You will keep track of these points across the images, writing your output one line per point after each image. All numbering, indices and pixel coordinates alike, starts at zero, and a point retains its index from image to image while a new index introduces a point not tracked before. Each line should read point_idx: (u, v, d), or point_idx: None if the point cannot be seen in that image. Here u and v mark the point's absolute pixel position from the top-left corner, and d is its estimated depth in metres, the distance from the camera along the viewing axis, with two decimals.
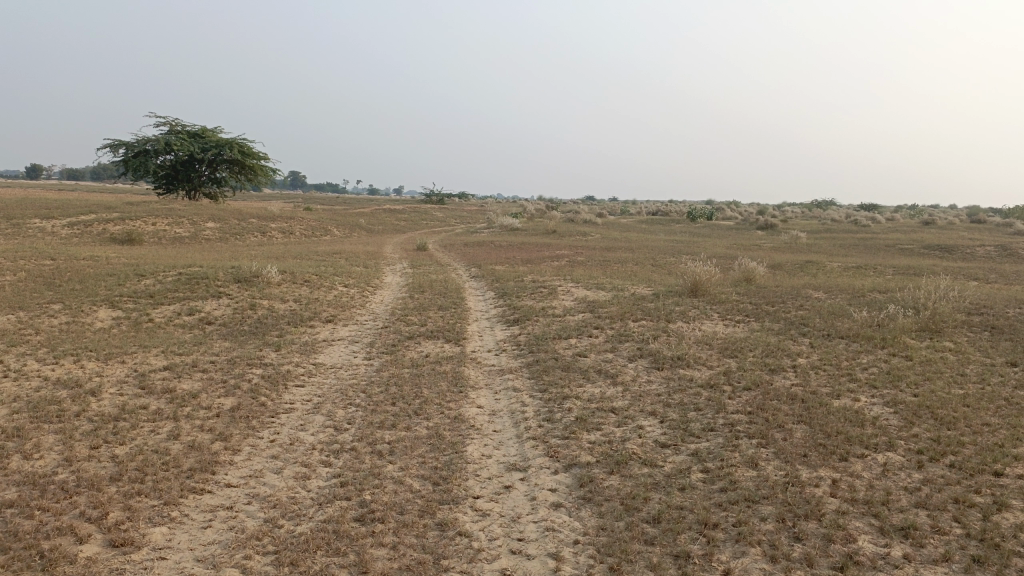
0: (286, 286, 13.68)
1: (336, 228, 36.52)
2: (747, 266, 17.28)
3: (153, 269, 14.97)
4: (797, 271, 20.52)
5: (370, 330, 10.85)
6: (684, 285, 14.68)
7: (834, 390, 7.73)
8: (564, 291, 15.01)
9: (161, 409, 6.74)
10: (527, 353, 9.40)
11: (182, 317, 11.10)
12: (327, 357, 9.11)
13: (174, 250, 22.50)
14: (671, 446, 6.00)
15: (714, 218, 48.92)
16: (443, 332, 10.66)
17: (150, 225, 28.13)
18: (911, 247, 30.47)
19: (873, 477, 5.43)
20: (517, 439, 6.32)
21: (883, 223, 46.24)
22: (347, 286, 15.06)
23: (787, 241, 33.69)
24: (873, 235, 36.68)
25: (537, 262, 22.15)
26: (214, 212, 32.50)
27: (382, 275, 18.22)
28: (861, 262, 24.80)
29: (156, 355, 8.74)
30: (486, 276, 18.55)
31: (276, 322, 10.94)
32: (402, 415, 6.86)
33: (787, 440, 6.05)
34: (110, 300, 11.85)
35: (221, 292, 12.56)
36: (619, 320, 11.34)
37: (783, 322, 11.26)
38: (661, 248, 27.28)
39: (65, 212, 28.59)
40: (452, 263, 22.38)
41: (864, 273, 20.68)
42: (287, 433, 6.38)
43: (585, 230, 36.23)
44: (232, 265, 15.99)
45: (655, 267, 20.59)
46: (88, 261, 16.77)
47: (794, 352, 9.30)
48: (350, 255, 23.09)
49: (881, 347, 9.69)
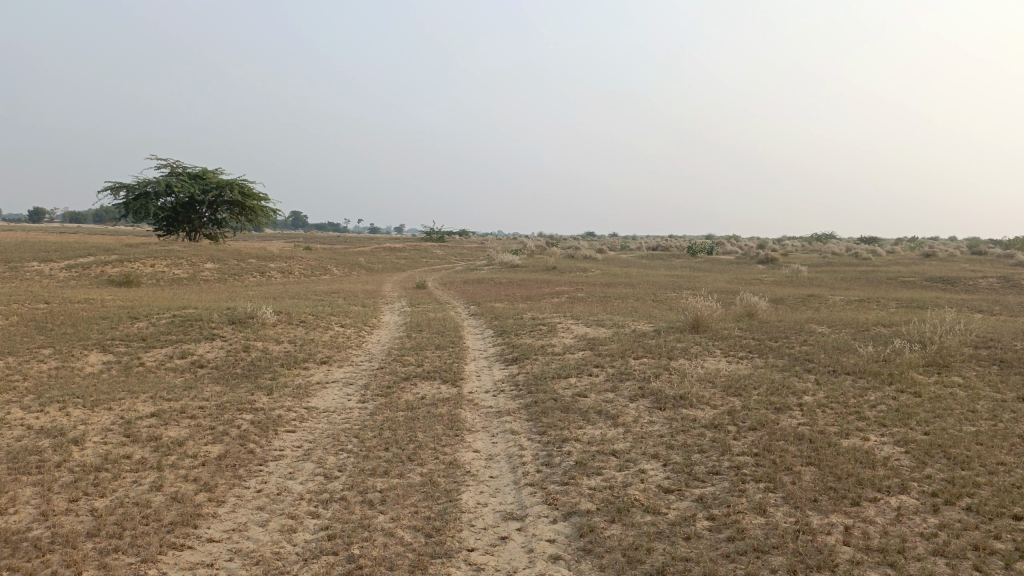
0: (282, 327, 13.49)
1: (335, 267, 36.46)
2: (748, 300, 17.10)
3: (148, 312, 14.81)
4: (799, 306, 20.34)
5: (366, 371, 10.64)
6: (685, 321, 14.48)
7: (842, 429, 7.49)
8: (564, 328, 14.80)
9: (145, 458, 6.51)
10: (525, 393, 9.17)
11: (175, 360, 10.90)
12: (321, 400, 8.89)
13: (171, 291, 22.37)
14: (675, 491, 5.75)
15: (714, 252, 48.86)
16: (440, 372, 10.44)
17: (149, 267, 28.05)
18: (913, 279, 30.31)
19: (887, 523, 5.18)
20: (514, 485, 6.07)
21: (884, 255, 46.12)
22: (343, 326, 14.88)
23: (788, 274, 33.52)
24: (874, 268, 36.55)
25: (537, 299, 21.97)
26: (214, 253, 32.45)
27: (380, 315, 18.04)
28: (863, 295, 24.62)
29: (145, 401, 8.52)
30: (485, 314, 18.37)
31: (270, 365, 10.73)
32: (395, 461, 6.62)
33: (795, 483, 5.80)
34: (102, 343, 11.66)
35: (214, 334, 12.37)
36: (620, 357, 11.13)
37: (787, 358, 11.04)
38: (662, 283, 27.12)
39: (63, 255, 28.55)
40: (451, 301, 22.22)
41: (867, 306, 20.49)
42: (276, 481, 6.14)
43: (585, 266, 36.13)
44: (228, 306, 15.83)
45: (656, 302, 20.41)
46: (83, 304, 16.62)
47: (799, 389, 9.07)
48: (349, 294, 22.93)
49: (888, 382, 9.46)
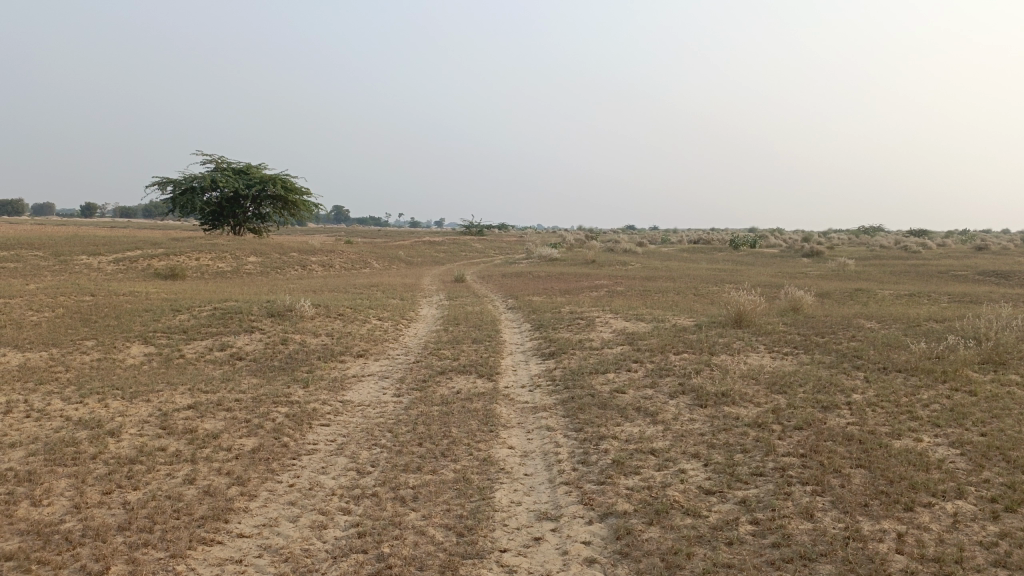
0: (320, 320, 13.50)
1: (375, 260, 36.65)
2: (793, 295, 16.66)
3: (189, 304, 14.96)
4: (846, 300, 19.77)
5: (401, 365, 10.56)
6: (727, 316, 14.12)
7: (893, 430, 7.17)
8: (603, 322, 14.57)
9: (179, 451, 6.50)
10: (562, 389, 8.98)
11: (213, 353, 10.96)
12: (356, 394, 8.83)
13: (213, 284, 22.64)
14: (716, 492, 5.53)
15: (757, 245, 47.92)
16: (476, 367, 10.31)
17: (193, 260, 28.50)
18: (965, 273, 29.33)
19: (943, 530, 4.89)
20: (549, 484, 5.91)
21: (935, 249, 44.71)
22: (381, 319, 14.85)
23: (833, 268, 32.68)
24: (923, 261, 35.48)
25: (576, 293, 21.73)
26: (256, 246, 32.84)
27: (417, 308, 18.00)
28: (913, 289, 23.88)
29: (183, 393, 8.55)
30: (523, 307, 18.21)
31: (306, 358, 10.72)
32: (428, 457, 6.51)
33: (844, 487, 5.53)
34: (144, 335, 11.79)
35: (254, 327, 12.42)
36: (660, 352, 10.88)
37: (834, 355, 10.68)
38: (704, 277, 26.63)
39: (111, 249, 29.14)
40: (489, 295, 22.10)
41: (918, 301, 19.84)
42: (309, 475, 6.07)
43: (624, 259, 35.71)
44: (267, 299, 15.92)
45: (698, 296, 20.02)
46: (128, 297, 16.89)
47: (847, 387, 8.73)
48: (387, 287, 22.94)
49: (942, 381, 9.07)
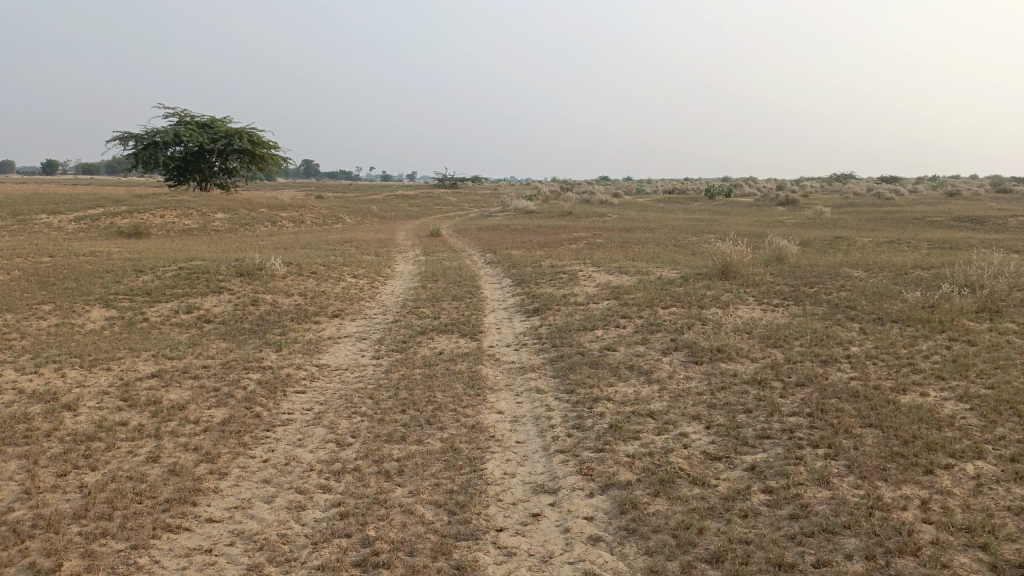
0: (292, 278, 12.92)
1: (347, 215, 35.81)
2: (778, 245, 16.35)
3: (154, 264, 14.29)
4: (828, 248, 19.56)
5: (380, 325, 10.08)
6: (713, 267, 13.75)
7: (898, 385, 6.86)
8: (585, 276, 14.17)
9: (143, 425, 6.01)
10: (549, 348, 8.57)
11: (180, 316, 10.38)
12: (332, 357, 8.36)
13: (179, 242, 21.83)
14: (723, 458, 5.18)
15: (733, 194, 47.58)
16: (458, 325, 9.86)
17: (158, 218, 27.54)
18: (941, 219, 29.29)
19: (968, 494, 4.56)
20: (544, 453, 5.52)
21: (908, 195, 44.74)
22: (356, 276, 14.31)
23: (810, 216, 32.45)
24: (898, 207, 35.42)
25: (555, 246, 21.25)
26: (224, 202, 31.83)
27: (393, 264, 17.45)
28: (892, 236, 23.73)
29: (147, 361, 8.01)
30: (502, 261, 17.75)
31: (279, 319, 10.21)
32: (412, 425, 6.08)
33: (857, 449, 5.21)
34: (104, 299, 11.14)
35: (222, 288, 11.81)
36: (648, 307, 10.49)
37: (827, 305, 10.38)
38: (682, 227, 26.26)
39: (72, 206, 28.03)
40: (466, 249, 21.55)
41: (899, 249, 19.63)
42: (284, 449, 5.62)
43: (601, 211, 35.22)
44: (235, 257, 15.27)
45: (679, 247, 19.68)
46: (88, 257, 16.13)
47: (844, 340, 8.42)
48: (361, 243, 22.27)
49: (939, 331, 8.80)
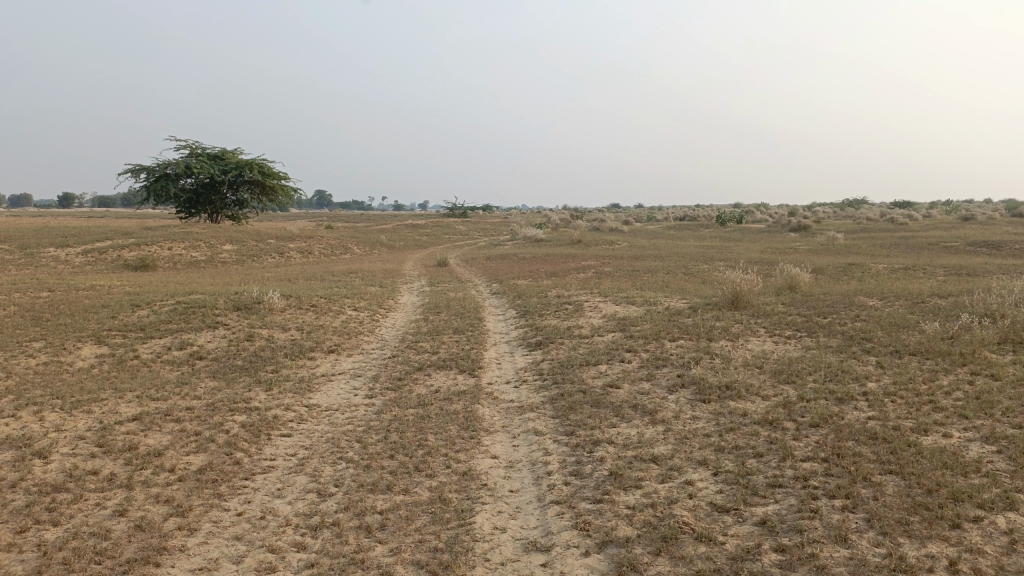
0: (291, 312, 12.64)
1: (356, 245, 35.70)
2: (789, 273, 15.97)
3: (152, 298, 14.07)
4: (841, 276, 19.16)
5: (376, 361, 9.76)
6: (722, 296, 13.37)
7: (919, 425, 6.43)
8: (591, 306, 13.83)
9: (114, 474, 5.68)
10: (550, 384, 8.20)
11: (172, 353, 10.11)
12: (324, 397, 8.01)
13: (184, 275, 21.69)
14: (732, 510, 4.78)
15: (743, 221, 47.22)
16: (457, 360, 9.52)
17: (166, 250, 27.48)
18: (956, 244, 28.80)
19: (1002, 552, 4.14)
20: (538, 504, 5.14)
21: (922, 220, 44.24)
22: (357, 309, 14.03)
23: (822, 242, 32.01)
24: (912, 233, 34.94)
25: (563, 275, 20.91)
26: (232, 234, 31.78)
27: (397, 296, 17.18)
28: (907, 263, 23.30)
29: (130, 402, 7.70)
30: (508, 292, 17.44)
31: (273, 355, 9.90)
32: (400, 473, 5.71)
33: (877, 500, 4.80)
34: (97, 335, 10.89)
35: (218, 322, 11.55)
36: (654, 340, 10.10)
37: (841, 337, 9.97)
38: (693, 255, 25.92)
39: (80, 239, 28.04)
40: (472, 279, 21.27)
41: (914, 276, 19.17)
42: (261, 501, 5.27)
43: (610, 239, 34.93)
44: (236, 290, 15.05)
45: (688, 275, 19.33)
46: (89, 291, 15.96)
47: (859, 375, 8.00)
48: (366, 274, 22.05)
49: (960, 364, 8.36)
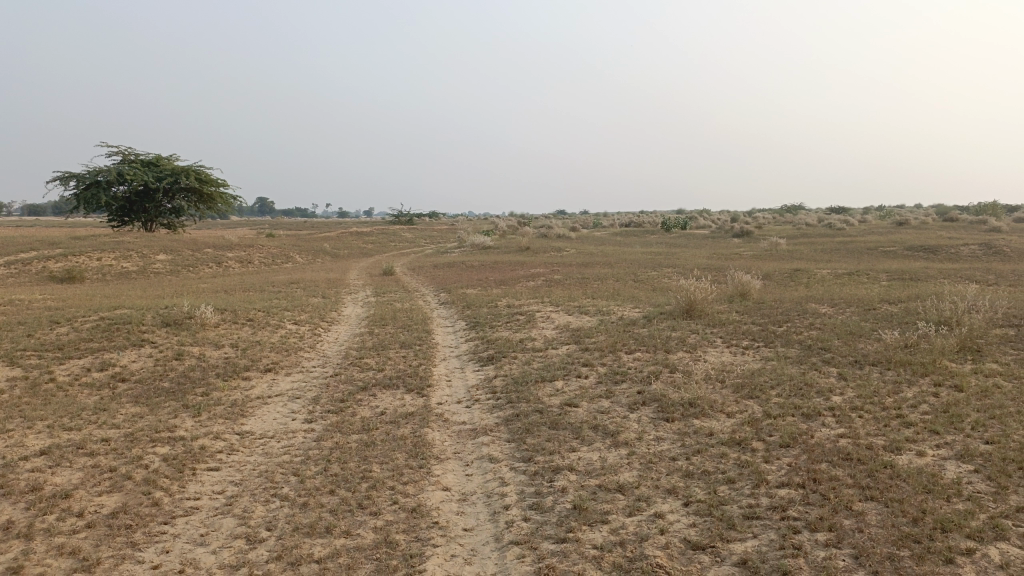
0: (226, 328, 11.88)
1: (298, 254, 34.68)
2: (740, 279, 15.82)
3: (74, 314, 13.10)
4: (789, 282, 19.17)
5: (317, 380, 9.12)
6: (676, 305, 13.07)
7: (891, 442, 6.14)
8: (543, 317, 13.39)
9: (13, 522, 4.97)
10: (504, 404, 7.71)
11: (91, 375, 9.29)
12: (259, 423, 7.37)
13: (113, 287, 20.54)
14: (709, 548, 4.37)
15: (688, 227, 47.60)
16: (404, 378, 8.95)
17: (94, 260, 26.14)
18: (895, 249, 29.38)
19: None
20: (496, 545, 4.64)
21: (860, 225, 45.28)
22: (297, 322, 13.32)
23: (766, 248, 32.33)
24: (851, 238, 35.61)
25: (511, 283, 20.48)
26: (167, 243, 30.49)
27: (340, 307, 16.48)
28: (851, 268, 23.55)
29: (39, 433, 6.91)
30: (456, 301, 16.92)
31: (204, 376, 9.18)
32: (341, 511, 5.14)
33: (862, 532, 4.44)
34: (8, 355, 9.98)
35: (145, 340, 10.73)
36: (610, 353, 9.70)
37: (800, 347, 9.73)
38: (642, 261, 25.77)
39: (2, 250, 26.47)
40: (419, 289, 20.68)
41: (860, 281, 19.31)
42: (181, 550, 4.65)
43: (558, 245, 34.72)
44: (166, 304, 14.15)
45: (638, 283, 19.09)
46: (5, 306, 14.85)
47: (823, 389, 7.72)
48: (308, 284, 21.24)
49: (923, 375, 8.16)
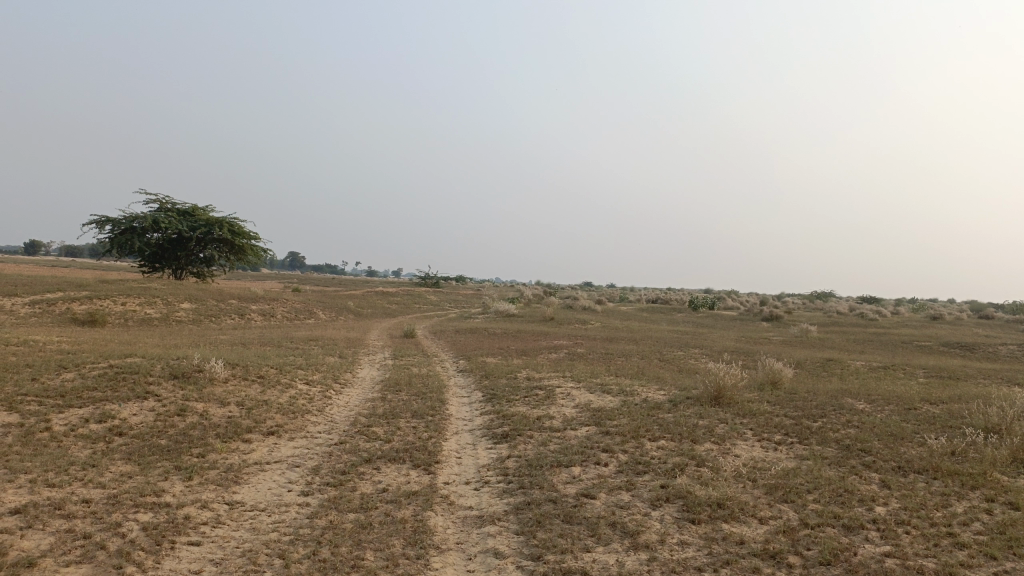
0: (235, 384, 11.48)
1: (322, 310, 34.57)
2: (771, 367, 15.18)
3: (85, 359, 12.79)
4: (821, 372, 18.46)
5: (321, 448, 8.62)
6: (704, 390, 12.45)
7: (943, 566, 5.49)
8: (563, 393, 12.84)
9: None
10: (516, 489, 7.14)
11: (88, 427, 8.88)
12: (252, 492, 6.87)
13: (132, 333, 20.35)
14: None
15: (716, 307, 46.90)
16: (412, 452, 8.42)
17: (119, 305, 26.13)
18: (930, 344, 28.46)
19: None
20: None
21: (891, 317, 44.42)
22: (310, 383, 12.89)
23: (796, 335, 31.53)
24: (883, 330, 34.72)
25: (533, 354, 19.94)
26: (193, 291, 30.54)
27: (356, 368, 16.07)
28: (886, 361, 22.76)
29: (18, 488, 6.47)
30: (475, 370, 16.45)
31: (204, 435, 8.73)
32: None
33: None
34: (7, 400, 9.61)
35: (149, 393, 10.34)
36: (632, 439, 9.10)
37: (836, 447, 9.07)
38: (667, 340, 25.23)
39: (30, 289, 26.60)
40: (439, 354, 20.27)
41: (896, 376, 18.50)
42: None
43: (583, 318, 34.30)
44: (179, 355, 13.82)
45: (664, 362, 18.51)
46: (19, 347, 14.62)
47: (865, 498, 7.07)
48: (326, 342, 20.85)
49: (973, 488, 7.48)
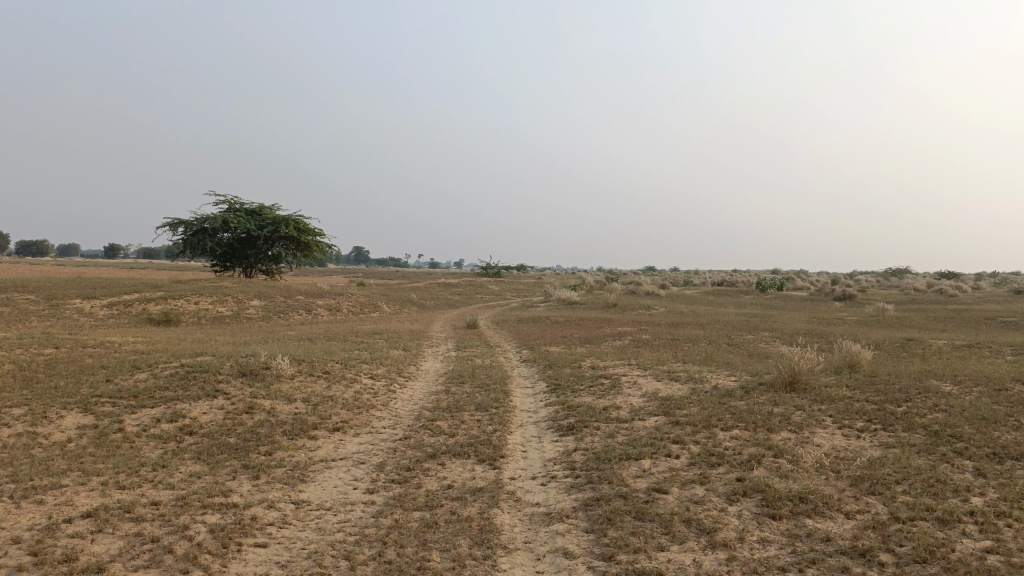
0: (300, 381, 11.56)
1: (386, 304, 34.91)
2: (847, 349, 14.55)
3: (157, 360, 13.07)
4: (900, 353, 17.68)
5: (386, 443, 8.57)
6: (777, 375, 11.95)
7: None
8: (630, 382, 12.54)
9: None
10: (584, 483, 6.92)
11: (160, 427, 9.03)
12: (318, 491, 6.83)
13: (204, 332, 20.85)
14: None
15: (784, 288, 45.56)
16: (477, 447, 8.28)
17: (192, 304, 26.87)
18: (1016, 319, 26.99)
19: None
20: None
21: (973, 292, 42.43)
22: (374, 377, 12.91)
23: (871, 314, 30.30)
24: (965, 306, 33.11)
25: (597, 342, 19.62)
26: (261, 289, 31.20)
27: (420, 361, 16.06)
28: (970, 339, 21.66)
29: (91, 491, 6.59)
30: (539, 360, 16.27)
31: (271, 433, 8.77)
32: None
33: None
34: (83, 402, 9.87)
35: (218, 392, 10.47)
36: (704, 429, 8.75)
37: (925, 434, 8.55)
38: (736, 323, 24.57)
39: (108, 291, 27.57)
40: (502, 344, 20.16)
41: (982, 355, 17.52)
42: None
43: (647, 303, 33.80)
44: (247, 353, 14.02)
45: (733, 347, 17.99)
46: (97, 349, 15.07)
47: (960, 488, 6.59)
48: (391, 335, 20.95)
49: None
